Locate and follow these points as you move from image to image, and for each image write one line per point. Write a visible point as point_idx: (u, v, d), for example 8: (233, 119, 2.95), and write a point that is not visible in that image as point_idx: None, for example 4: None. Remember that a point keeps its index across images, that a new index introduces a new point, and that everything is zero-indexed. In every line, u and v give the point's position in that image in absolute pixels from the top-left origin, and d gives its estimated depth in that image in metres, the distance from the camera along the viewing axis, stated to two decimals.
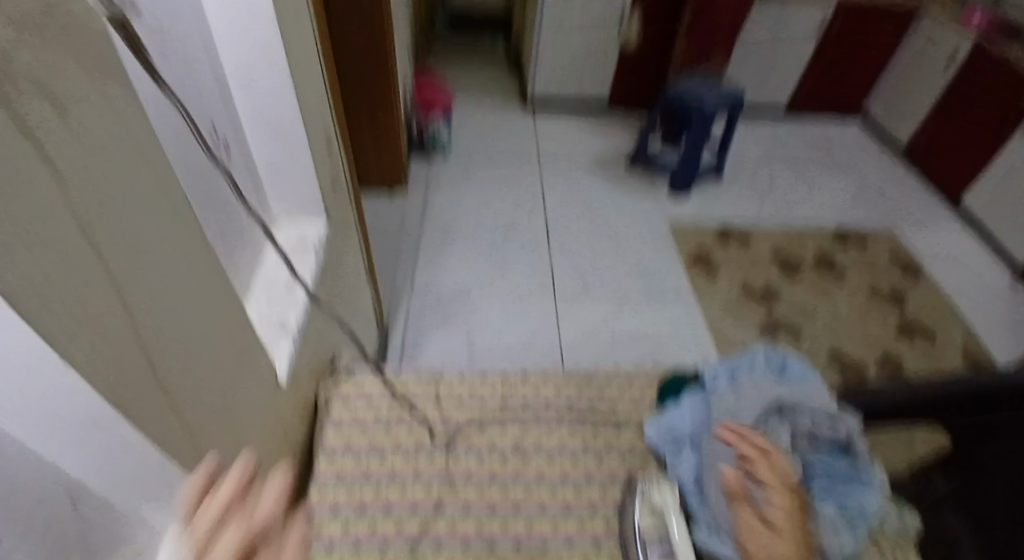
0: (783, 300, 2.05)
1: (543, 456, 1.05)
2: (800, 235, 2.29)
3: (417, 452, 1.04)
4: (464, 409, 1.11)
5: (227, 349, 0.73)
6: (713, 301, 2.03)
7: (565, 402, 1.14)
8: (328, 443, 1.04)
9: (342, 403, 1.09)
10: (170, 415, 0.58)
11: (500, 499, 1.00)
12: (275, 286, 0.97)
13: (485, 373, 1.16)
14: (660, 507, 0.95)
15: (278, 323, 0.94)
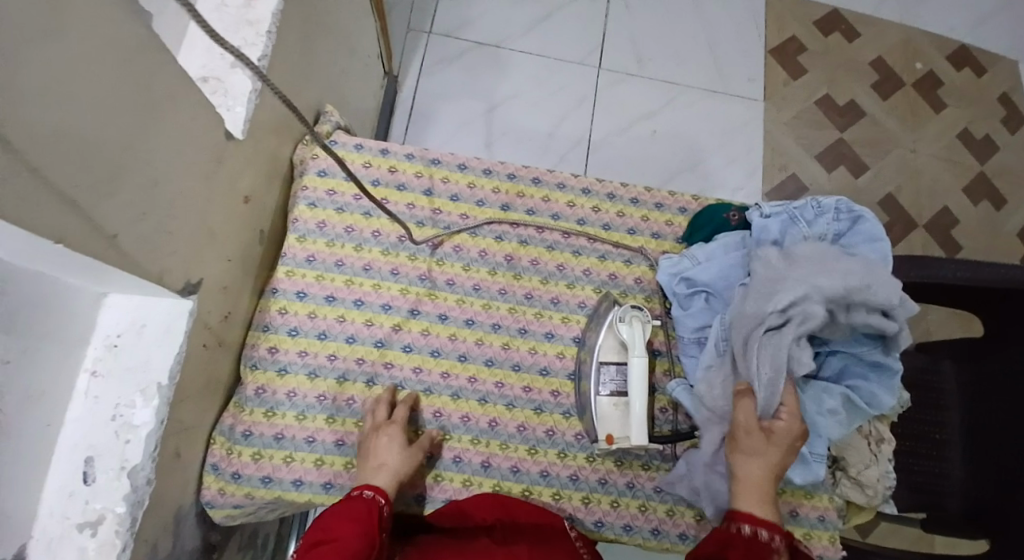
0: (865, 118, 1.81)
1: (538, 275, 0.94)
2: (917, 41, 1.90)
3: (398, 246, 0.93)
4: (458, 205, 0.96)
5: (131, 95, 0.57)
6: (776, 112, 1.79)
7: (579, 218, 0.98)
8: (298, 218, 0.91)
9: (316, 173, 0.94)
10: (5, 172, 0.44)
11: (480, 312, 0.92)
12: (230, 5, 0.83)
13: (492, 168, 0.99)
14: (627, 341, 0.86)
15: (233, 56, 0.81)
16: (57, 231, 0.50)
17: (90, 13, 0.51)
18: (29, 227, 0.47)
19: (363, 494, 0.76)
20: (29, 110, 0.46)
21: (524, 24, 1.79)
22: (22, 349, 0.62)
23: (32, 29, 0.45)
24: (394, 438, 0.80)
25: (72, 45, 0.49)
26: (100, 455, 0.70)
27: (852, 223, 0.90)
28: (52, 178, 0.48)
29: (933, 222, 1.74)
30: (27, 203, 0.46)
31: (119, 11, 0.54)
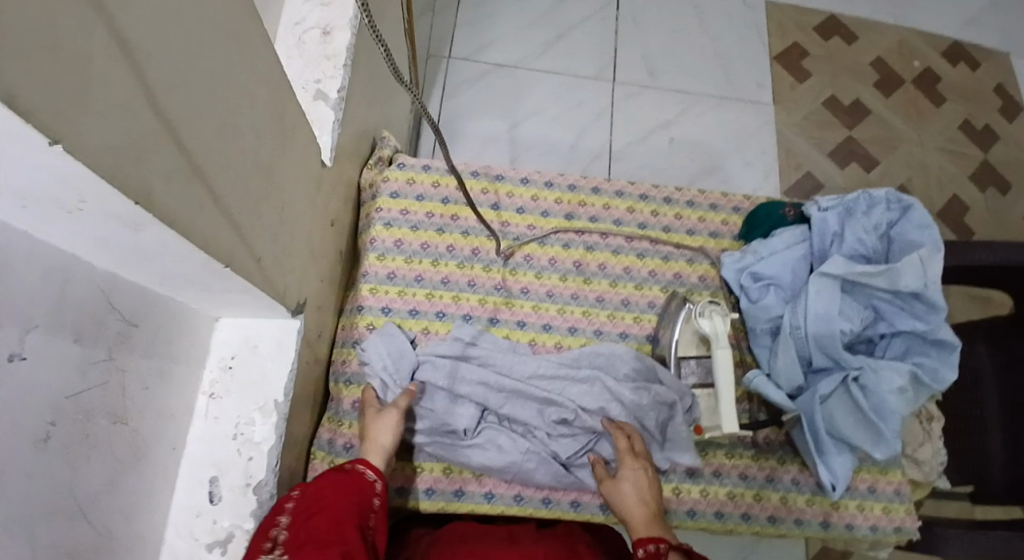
0: (871, 116, 1.88)
1: (607, 278, 0.98)
2: (913, 40, 1.98)
3: (473, 258, 0.96)
4: (524, 217, 1.00)
5: (274, 125, 0.63)
6: (788, 115, 1.85)
7: (639, 222, 1.03)
8: (375, 238, 0.95)
9: (389, 194, 0.98)
10: (203, 196, 0.49)
11: (556, 317, 0.95)
12: (308, 42, 0.87)
13: (552, 180, 1.04)
14: (709, 334, 0.89)
15: (316, 89, 0.86)
16: (225, 251, 0.54)
17: (253, 50, 0.56)
18: (207, 246, 0.51)
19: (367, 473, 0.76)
20: (212, 140, 0.50)
21: (540, 43, 1.82)
22: (157, 372, 0.66)
23: (214, 68, 0.50)
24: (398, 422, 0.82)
25: (237, 82, 0.54)
26: (223, 474, 0.72)
27: (903, 213, 0.97)
28: (223, 201, 0.53)
29: (945, 211, 1.81)
30: (208, 225, 0.50)
31: (258, 49, 0.58)
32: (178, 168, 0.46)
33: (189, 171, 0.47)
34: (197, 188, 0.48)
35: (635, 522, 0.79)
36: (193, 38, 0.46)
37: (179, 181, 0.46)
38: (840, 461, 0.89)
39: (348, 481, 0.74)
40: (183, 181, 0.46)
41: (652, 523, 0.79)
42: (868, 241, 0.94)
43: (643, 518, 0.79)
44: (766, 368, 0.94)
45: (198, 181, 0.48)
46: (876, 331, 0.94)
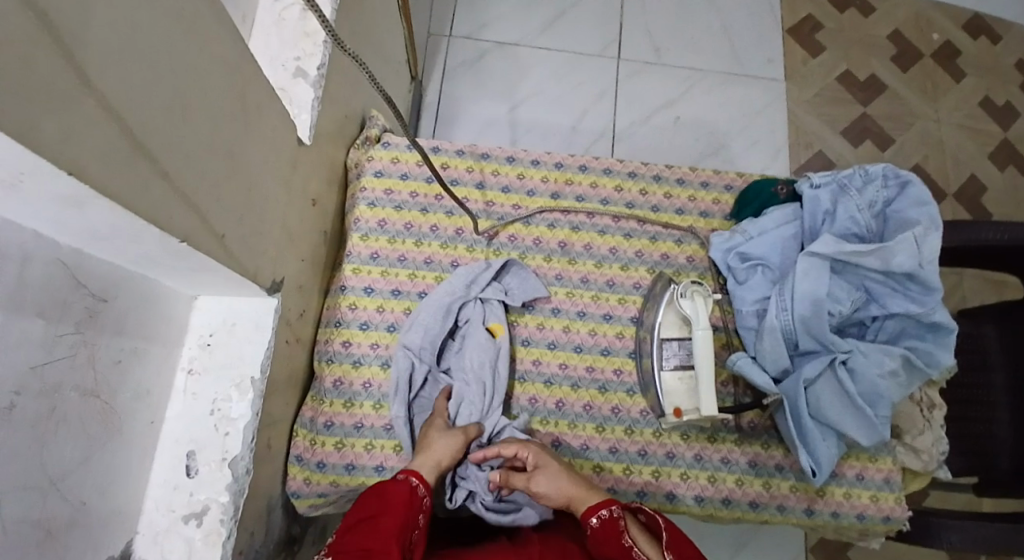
0: (886, 92, 1.81)
1: (592, 259, 0.97)
2: (933, 12, 1.90)
3: (457, 238, 0.96)
4: (510, 196, 0.99)
5: (235, 104, 0.63)
6: (799, 92, 1.79)
7: (627, 201, 1.01)
8: (359, 218, 0.95)
9: (373, 174, 0.97)
10: (150, 176, 0.49)
11: (539, 298, 0.94)
12: (288, 19, 0.86)
13: (539, 159, 1.02)
14: (690, 316, 0.87)
15: (295, 67, 0.85)
16: (179, 227, 0.54)
17: (206, 28, 0.56)
18: (158, 223, 0.51)
19: (408, 480, 0.76)
20: (161, 121, 0.50)
21: (543, 20, 1.78)
22: (131, 350, 0.67)
23: (160, 47, 0.49)
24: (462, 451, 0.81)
25: (189, 61, 0.53)
26: (200, 450, 0.74)
27: (900, 189, 0.94)
28: (176, 179, 0.53)
29: (962, 191, 1.74)
30: (157, 202, 0.50)
31: (215, 28, 0.57)
32: (120, 146, 0.46)
33: (133, 149, 0.47)
34: (144, 166, 0.49)
35: (573, 498, 0.79)
36: (133, 13, 0.46)
37: (122, 158, 0.46)
38: (827, 445, 0.87)
39: (400, 497, 0.74)
40: (127, 158, 0.47)
41: (589, 490, 0.79)
42: (861, 220, 0.91)
43: (575, 491, 0.79)
44: (753, 350, 0.92)
45: (143, 158, 0.48)
46: (868, 313, 0.92)
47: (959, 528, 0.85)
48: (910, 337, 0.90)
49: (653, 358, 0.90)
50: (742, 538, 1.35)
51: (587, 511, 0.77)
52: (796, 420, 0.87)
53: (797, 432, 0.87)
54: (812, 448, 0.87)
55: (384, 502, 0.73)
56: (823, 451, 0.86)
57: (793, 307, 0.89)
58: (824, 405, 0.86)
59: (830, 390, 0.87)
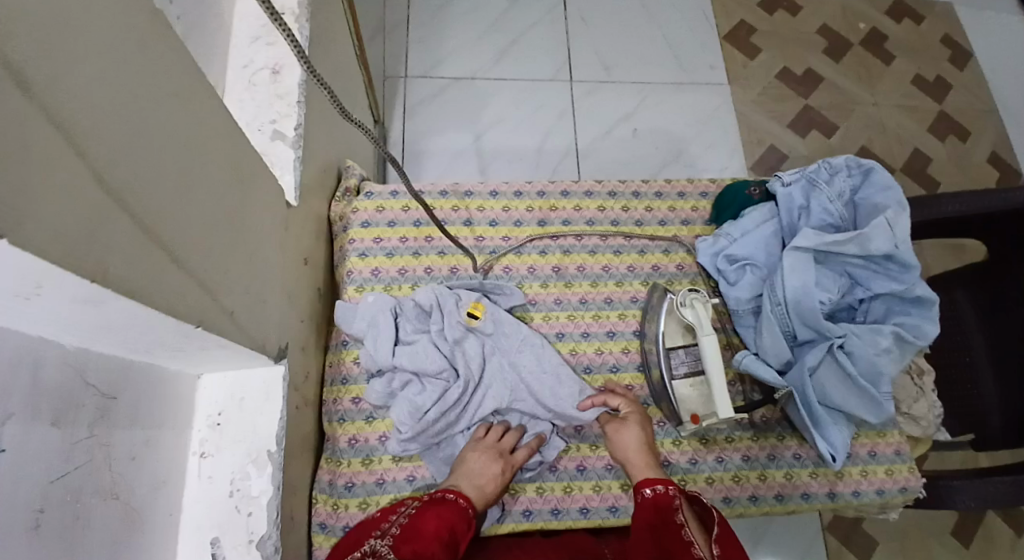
0: (825, 83, 1.90)
1: (587, 279, 0.98)
2: (856, 4, 2.01)
3: (452, 278, 0.96)
4: (498, 229, 0.99)
5: (231, 176, 0.62)
6: (745, 93, 1.86)
7: (612, 219, 1.02)
8: (352, 270, 0.94)
9: (360, 225, 0.97)
10: (164, 265, 0.49)
11: (543, 325, 0.95)
12: (260, 82, 0.86)
13: (521, 190, 1.03)
14: (693, 323, 0.88)
15: (273, 129, 0.85)
16: (193, 310, 0.53)
17: (199, 106, 0.56)
18: (174, 311, 0.50)
19: (446, 498, 0.78)
20: (167, 206, 0.49)
21: (493, 52, 1.80)
22: (143, 440, 0.65)
23: (158, 131, 0.49)
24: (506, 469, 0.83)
25: (186, 141, 0.53)
26: (224, 534, 0.72)
27: (864, 176, 0.99)
28: (185, 262, 0.52)
29: (908, 166, 1.83)
30: (171, 289, 0.49)
31: (205, 106, 0.57)
32: (132, 238, 0.45)
33: (145, 239, 0.46)
34: (158, 253, 0.48)
35: (635, 466, 0.82)
36: (134, 104, 0.45)
37: (135, 250, 0.45)
38: (838, 430, 0.89)
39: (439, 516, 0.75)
40: (141, 248, 0.46)
41: (650, 467, 0.82)
42: (834, 210, 0.96)
43: (638, 461, 0.83)
44: (754, 347, 0.95)
45: (155, 247, 0.47)
46: (855, 297, 0.96)
47: (973, 489, 0.88)
48: (898, 313, 0.94)
49: (661, 369, 0.91)
50: (763, 531, 1.37)
51: (644, 480, 0.80)
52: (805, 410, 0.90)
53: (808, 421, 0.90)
54: (823, 435, 0.89)
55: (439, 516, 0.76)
56: (836, 440, 0.88)
57: (787, 300, 0.91)
58: (831, 392, 0.89)
59: (833, 377, 0.90)
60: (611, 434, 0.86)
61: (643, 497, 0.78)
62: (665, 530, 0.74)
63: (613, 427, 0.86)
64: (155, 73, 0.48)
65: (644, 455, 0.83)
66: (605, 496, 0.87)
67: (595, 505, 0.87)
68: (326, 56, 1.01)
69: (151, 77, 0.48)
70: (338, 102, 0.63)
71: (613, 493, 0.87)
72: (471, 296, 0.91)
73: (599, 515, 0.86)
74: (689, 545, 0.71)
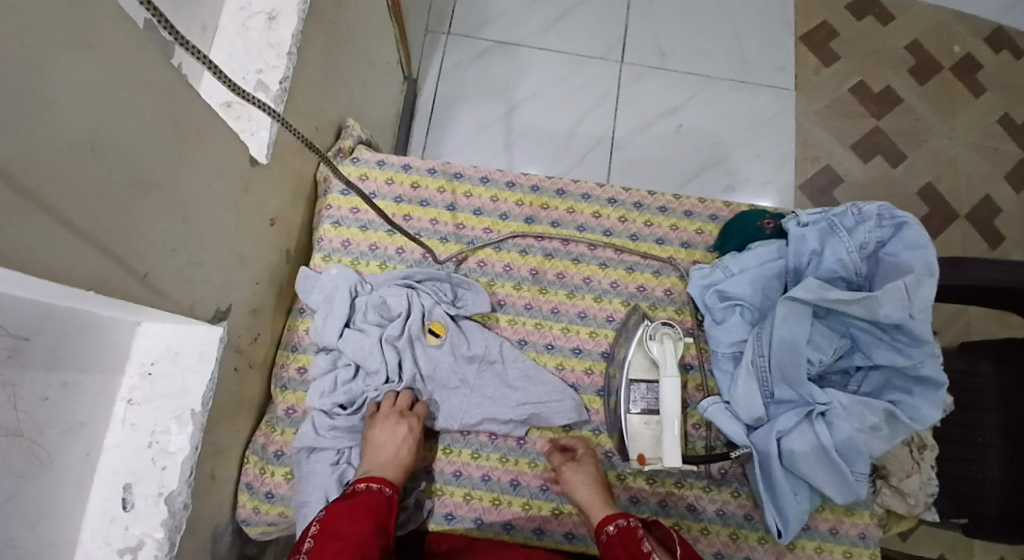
0: (901, 106, 1.72)
1: (564, 289, 0.92)
2: (956, 23, 1.80)
3: (421, 263, 0.92)
4: (481, 219, 0.95)
5: (166, 137, 0.62)
6: (809, 104, 1.71)
7: (605, 229, 0.96)
8: (323, 237, 0.92)
9: (339, 191, 0.94)
10: (45, 230, 0.50)
11: (506, 328, 0.91)
12: (252, 29, 0.82)
13: (514, 180, 0.98)
14: (658, 359, 0.85)
15: (257, 80, 0.81)
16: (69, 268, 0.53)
17: (125, 65, 0.55)
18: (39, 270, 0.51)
19: (381, 489, 0.76)
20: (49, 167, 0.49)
21: (544, 20, 1.70)
22: (62, 383, 0.63)
23: (50, 89, 0.47)
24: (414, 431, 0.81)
25: (93, 98, 0.51)
26: (138, 483, 0.71)
27: (896, 231, 0.87)
28: (71, 223, 0.52)
29: (974, 213, 1.65)
30: (36, 245, 0.50)
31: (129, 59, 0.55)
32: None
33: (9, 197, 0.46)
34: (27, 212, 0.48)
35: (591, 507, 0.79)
36: (28, 66, 0.45)
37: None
38: (797, 502, 0.83)
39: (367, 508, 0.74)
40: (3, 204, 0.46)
41: (606, 504, 0.80)
42: (849, 263, 0.86)
43: (595, 500, 0.80)
44: (726, 396, 0.88)
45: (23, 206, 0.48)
46: (852, 362, 0.88)
47: None
48: (897, 389, 0.85)
49: (619, 399, 0.86)
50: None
51: (603, 520, 0.77)
52: (765, 472, 0.84)
53: (766, 484, 0.84)
54: (778, 504, 0.84)
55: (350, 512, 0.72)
56: (792, 512, 0.82)
57: (770, 351, 0.85)
58: (797, 459, 0.82)
59: (804, 444, 0.82)
60: (564, 476, 0.81)
61: (608, 536, 0.75)
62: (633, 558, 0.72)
63: (564, 469, 0.82)
64: (58, 31, 0.47)
65: (598, 492, 0.80)
66: (533, 515, 0.84)
67: (522, 523, 0.84)
68: (339, 6, 0.95)
69: (46, 31, 0.46)
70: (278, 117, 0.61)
71: (542, 515, 0.84)
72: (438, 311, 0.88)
73: (523, 534, 0.83)
74: None
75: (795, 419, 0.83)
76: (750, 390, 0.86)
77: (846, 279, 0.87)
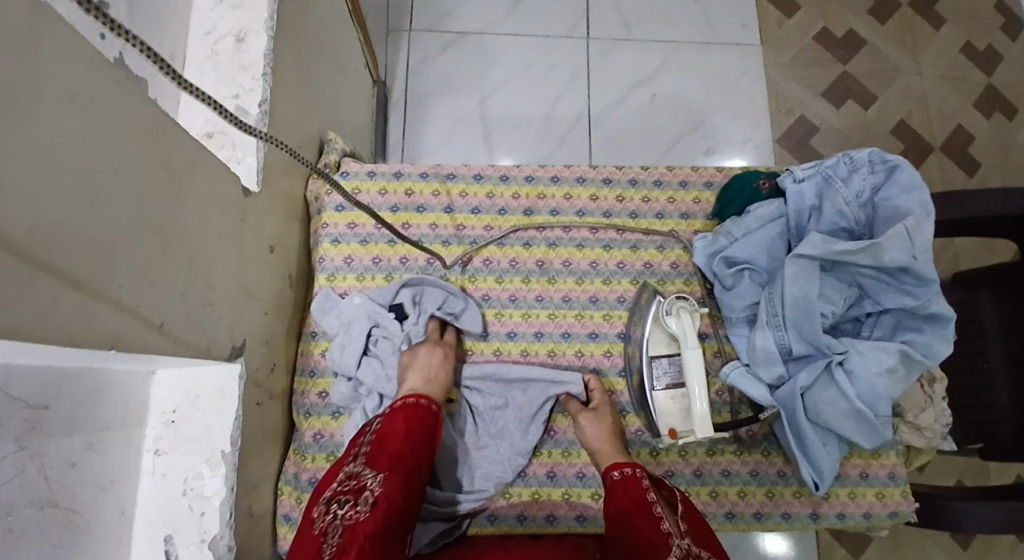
0: (866, 47, 1.73)
1: (572, 275, 0.92)
2: None
3: (427, 269, 0.92)
4: (480, 218, 0.94)
5: (160, 178, 0.61)
6: (776, 56, 1.72)
7: (604, 210, 0.96)
8: (324, 257, 0.91)
9: (334, 208, 0.93)
10: (55, 290, 0.49)
11: (521, 323, 0.91)
12: (221, 53, 0.81)
13: (508, 174, 0.97)
14: (677, 333, 0.85)
15: (235, 105, 0.79)
16: (84, 329, 0.52)
17: (113, 109, 0.54)
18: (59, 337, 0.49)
19: (428, 406, 0.79)
20: (52, 230, 0.48)
21: (504, 4, 1.68)
22: (86, 445, 0.61)
23: (42, 147, 0.46)
24: (449, 359, 0.86)
25: (83, 149, 0.51)
26: (179, 532, 0.70)
27: (889, 174, 0.88)
28: (81, 281, 0.51)
29: (949, 144, 1.68)
30: (53, 309, 0.49)
31: (112, 105, 0.54)
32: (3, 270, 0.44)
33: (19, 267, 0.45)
34: (42, 276, 0.47)
35: (603, 456, 0.81)
36: (10, 124, 0.44)
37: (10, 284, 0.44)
38: (828, 453, 0.85)
39: (421, 420, 0.77)
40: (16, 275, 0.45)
41: (619, 451, 0.81)
42: (849, 213, 0.87)
43: (607, 449, 0.81)
44: (745, 358, 0.90)
45: (35, 271, 0.47)
46: (862, 310, 0.89)
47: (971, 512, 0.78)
48: (908, 330, 0.87)
49: (642, 376, 0.87)
50: (741, 535, 1.29)
51: (612, 465, 0.78)
52: (794, 426, 0.85)
53: (795, 439, 0.86)
54: (809, 457, 0.85)
55: (392, 433, 0.75)
56: (824, 466, 0.84)
57: (783, 308, 0.86)
58: (819, 410, 0.84)
59: (828, 395, 0.83)
60: (577, 423, 0.84)
61: (612, 480, 0.76)
62: (637, 508, 0.72)
63: (580, 417, 0.84)
64: (33, 84, 0.45)
65: (612, 443, 0.81)
66: (574, 503, 0.84)
67: (563, 512, 0.84)
68: (304, 20, 0.93)
69: (27, 88, 0.45)
70: (288, 149, 0.65)
71: (583, 502, 0.85)
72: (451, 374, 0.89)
73: (566, 522, 0.84)
74: (667, 535, 0.68)
75: (817, 372, 0.84)
76: (761, 348, 0.87)
77: (846, 228, 0.88)
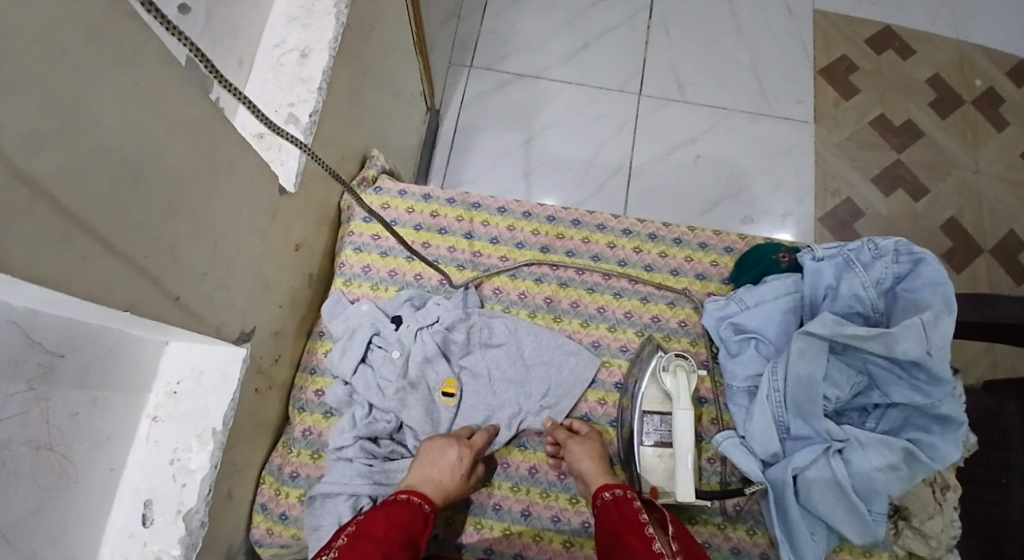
0: (923, 138, 1.71)
1: (578, 317, 0.94)
2: (977, 57, 1.80)
3: (438, 288, 0.95)
4: (498, 247, 0.97)
5: (203, 167, 0.66)
6: (828, 136, 1.71)
7: (619, 258, 0.98)
8: (344, 262, 0.95)
9: (362, 219, 0.98)
10: (85, 249, 0.53)
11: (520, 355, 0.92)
12: (285, 65, 0.86)
13: (531, 211, 1.00)
14: (671, 391, 0.86)
15: (288, 113, 0.85)
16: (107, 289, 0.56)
17: (171, 97, 0.59)
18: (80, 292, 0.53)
19: (420, 506, 0.76)
20: (96, 197, 0.52)
21: (563, 52, 1.74)
22: (91, 399, 0.65)
23: (101, 122, 0.51)
24: (465, 463, 0.81)
25: (137, 128, 0.55)
26: (157, 499, 0.72)
27: (912, 265, 0.87)
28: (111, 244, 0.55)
29: (999, 248, 1.63)
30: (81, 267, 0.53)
31: (173, 93, 0.59)
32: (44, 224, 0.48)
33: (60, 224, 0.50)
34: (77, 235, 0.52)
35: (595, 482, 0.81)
36: (75, 95, 0.48)
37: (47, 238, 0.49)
38: (815, 541, 0.82)
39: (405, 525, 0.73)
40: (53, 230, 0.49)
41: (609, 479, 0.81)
42: (866, 298, 0.87)
43: (598, 476, 0.81)
44: (741, 430, 0.89)
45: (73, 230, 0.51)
46: (870, 400, 0.87)
47: None
48: (917, 428, 0.84)
49: (632, 429, 0.87)
50: None
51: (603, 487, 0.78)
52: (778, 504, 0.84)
53: (783, 519, 0.83)
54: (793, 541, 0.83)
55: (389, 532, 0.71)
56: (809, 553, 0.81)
57: (783, 383, 0.85)
58: (810, 492, 0.82)
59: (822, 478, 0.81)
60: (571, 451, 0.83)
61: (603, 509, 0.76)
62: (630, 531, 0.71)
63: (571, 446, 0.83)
64: (103, 67, 0.50)
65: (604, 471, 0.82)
66: (543, 547, 0.83)
67: (532, 554, 0.83)
68: (366, 41, 1.00)
69: (97, 68, 0.50)
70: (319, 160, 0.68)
71: (552, 548, 0.83)
72: (444, 368, 0.90)
73: None
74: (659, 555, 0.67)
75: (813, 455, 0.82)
76: (753, 420, 0.86)
77: (861, 313, 0.87)
